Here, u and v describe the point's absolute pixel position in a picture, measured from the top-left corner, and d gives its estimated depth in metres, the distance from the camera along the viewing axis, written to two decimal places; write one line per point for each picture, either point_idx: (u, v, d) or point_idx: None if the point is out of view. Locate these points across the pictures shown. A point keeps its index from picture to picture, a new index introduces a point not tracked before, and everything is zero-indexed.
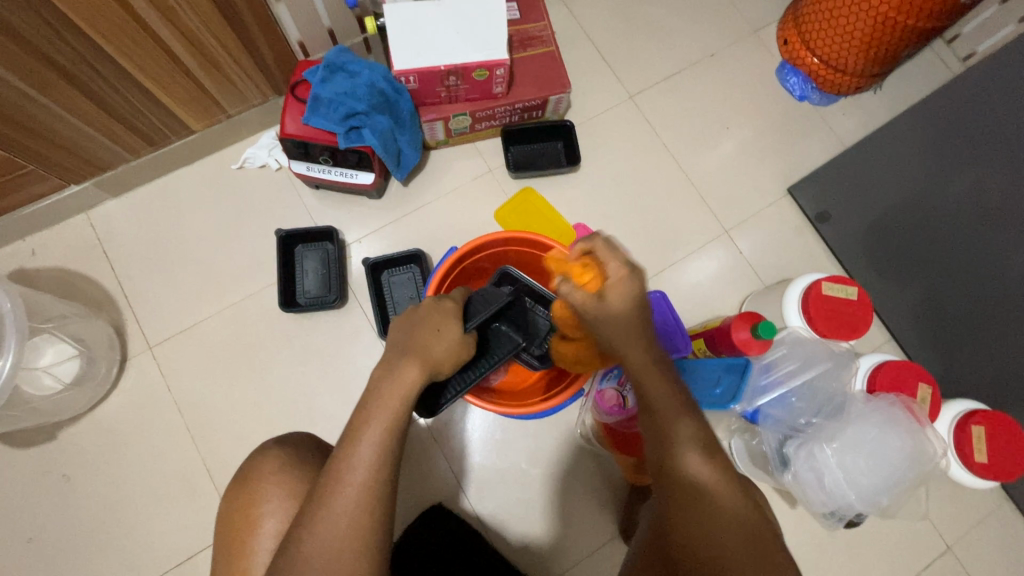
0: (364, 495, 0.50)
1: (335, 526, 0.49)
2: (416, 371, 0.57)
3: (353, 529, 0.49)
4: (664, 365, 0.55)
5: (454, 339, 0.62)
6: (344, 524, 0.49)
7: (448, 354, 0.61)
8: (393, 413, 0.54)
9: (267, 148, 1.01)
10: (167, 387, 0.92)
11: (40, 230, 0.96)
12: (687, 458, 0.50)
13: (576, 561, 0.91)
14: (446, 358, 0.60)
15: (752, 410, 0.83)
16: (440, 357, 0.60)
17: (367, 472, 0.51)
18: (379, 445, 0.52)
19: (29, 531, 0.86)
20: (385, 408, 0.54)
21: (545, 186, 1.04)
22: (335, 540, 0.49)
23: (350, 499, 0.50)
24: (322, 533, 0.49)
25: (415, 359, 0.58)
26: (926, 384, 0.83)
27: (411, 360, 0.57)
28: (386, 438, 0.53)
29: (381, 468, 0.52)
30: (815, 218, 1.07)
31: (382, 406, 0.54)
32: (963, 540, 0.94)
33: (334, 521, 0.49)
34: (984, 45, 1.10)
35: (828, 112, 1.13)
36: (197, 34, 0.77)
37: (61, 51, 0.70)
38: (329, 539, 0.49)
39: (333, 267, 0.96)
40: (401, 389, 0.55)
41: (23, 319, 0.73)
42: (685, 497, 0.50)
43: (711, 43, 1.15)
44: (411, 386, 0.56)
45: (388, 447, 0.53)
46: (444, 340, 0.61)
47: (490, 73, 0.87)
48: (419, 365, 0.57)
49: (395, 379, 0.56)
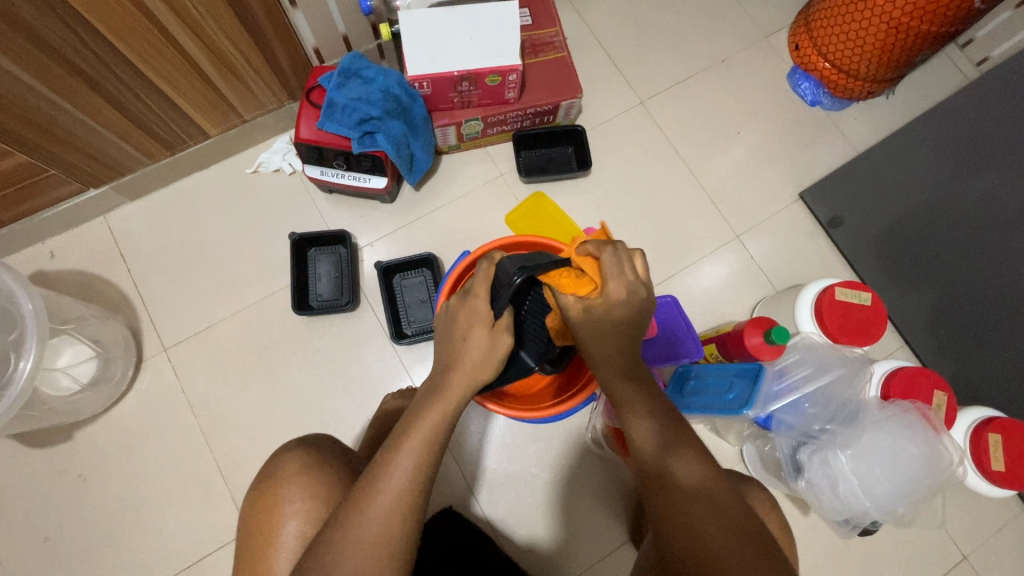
0: (396, 504, 0.51)
1: (366, 532, 0.49)
2: (462, 385, 0.57)
3: (384, 536, 0.50)
4: (645, 377, 0.59)
5: (484, 345, 0.59)
6: (376, 531, 0.50)
7: (483, 359, 0.59)
8: (432, 428, 0.54)
9: (282, 152, 1.02)
10: (181, 388, 0.93)
11: (59, 234, 0.97)
12: (680, 466, 0.53)
13: (588, 566, 0.91)
14: (481, 363, 0.58)
15: (765, 416, 0.80)
16: (480, 372, 0.58)
17: (401, 481, 0.51)
18: (418, 458, 0.53)
19: (45, 531, 0.87)
20: (425, 422, 0.54)
21: (556, 191, 1.04)
22: (366, 546, 0.49)
23: (384, 507, 0.50)
24: (353, 538, 0.49)
25: (463, 375, 0.57)
26: (942, 391, 0.82)
27: (457, 377, 0.57)
28: (424, 452, 0.53)
29: (417, 479, 0.52)
30: (827, 223, 1.06)
31: (425, 421, 0.54)
32: (980, 550, 0.93)
33: (366, 527, 0.50)
34: (998, 50, 1.09)
35: (841, 118, 1.13)
36: (214, 40, 0.79)
37: (82, 57, 0.72)
38: (361, 543, 0.49)
39: (346, 271, 0.96)
40: (440, 408, 0.55)
41: (44, 319, 0.73)
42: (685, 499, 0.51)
43: (721, 48, 1.15)
44: (456, 401, 0.56)
45: (426, 461, 0.53)
46: (477, 354, 0.58)
47: (502, 79, 0.87)
48: (465, 380, 0.57)
49: (437, 395, 0.56)
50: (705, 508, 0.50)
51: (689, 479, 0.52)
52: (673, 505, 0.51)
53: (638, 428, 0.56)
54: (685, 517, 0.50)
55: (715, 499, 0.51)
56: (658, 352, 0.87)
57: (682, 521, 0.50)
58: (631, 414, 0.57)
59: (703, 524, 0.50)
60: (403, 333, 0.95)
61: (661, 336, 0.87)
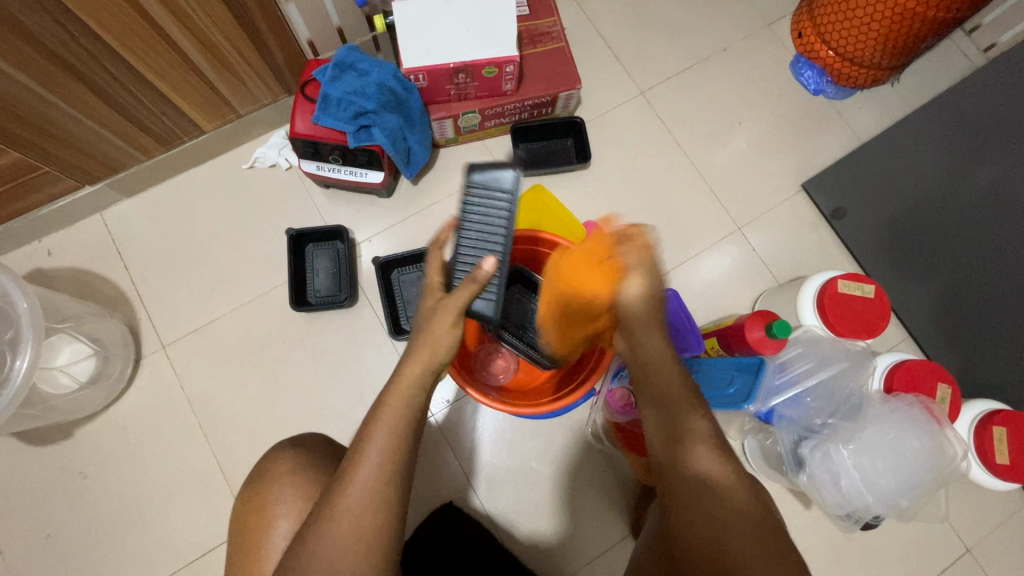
0: (367, 496, 0.50)
1: (340, 527, 0.49)
2: (417, 369, 0.57)
3: (358, 530, 0.49)
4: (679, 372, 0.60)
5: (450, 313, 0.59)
6: (349, 525, 0.49)
7: (441, 329, 0.59)
8: (396, 417, 0.54)
9: (278, 147, 1.01)
10: (181, 386, 0.93)
11: (56, 231, 0.97)
12: (697, 453, 0.54)
13: (587, 561, 0.90)
14: (442, 333, 0.58)
15: (766, 410, 0.80)
16: (439, 338, 0.58)
17: (373, 473, 0.51)
18: (385, 450, 0.52)
19: (47, 528, 0.87)
20: (387, 412, 0.54)
21: (555, 184, 1.03)
22: (340, 540, 0.48)
23: (356, 500, 0.50)
24: (327, 535, 0.49)
25: (417, 357, 0.57)
26: (946, 384, 0.81)
27: (413, 360, 0.57)
28: (392, 442, 0.53)
29: (386, 471, 0.51)
30: (830, 215, 1.03)
31: (387, 411, 0.54)
32: (983, 542, 0.92)
33: (338, 522, 0.49)
34: (1005, 37, 1.07)
35: (844, 107, 1.11)
36: (206, 34, 0.77)
37: (73, 53, 0.71)
38: (333, 540, 0.48)
39: (343, 266, 0.96)
40: (402, 393, 0.55)
41: (39, 317, 0.73)
42: (701, 488, 0.52)
43: (723, 37, 1.14)
44: (408, 382, 0.56)
45: (394, 450, 0.52)
46: (436, 330, 0.59)
47: (499, 71, 0.86)
48: (422, 356, 0.57)
49: (397, 378, 0.57)
50: (707, 497, 0.51)
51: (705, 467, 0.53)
52: (687, 492, 0.52)
53: (659, 418, 0.58)
54: (680, 506, 0.52)
55: (721, 491, 0.51)
56: None
57: (687, 505, 0.52)
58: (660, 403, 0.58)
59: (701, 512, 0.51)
60: (402, 329, 0.94)
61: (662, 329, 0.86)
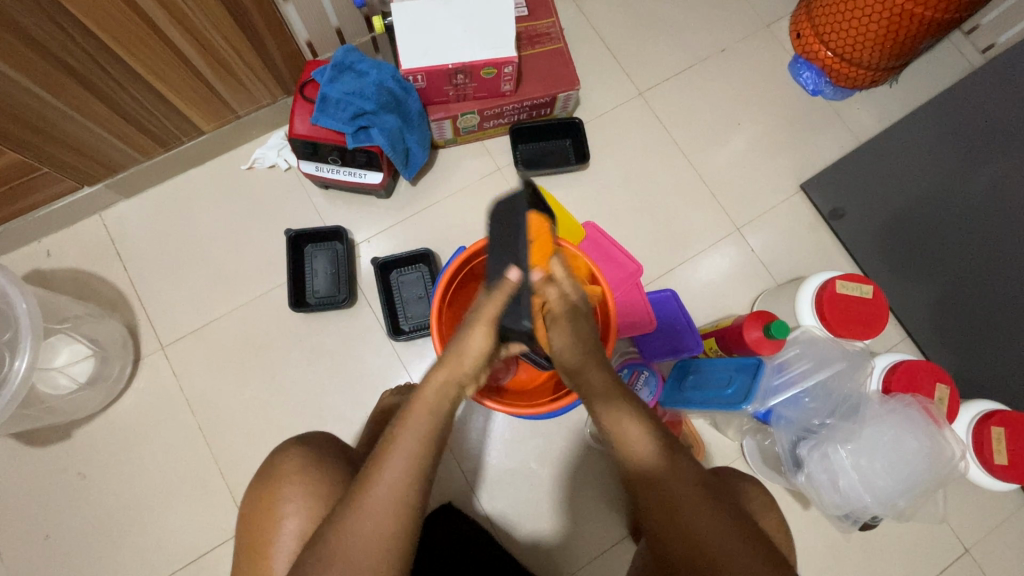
0: (391, 499, 0.50)
1: (362, 530, 0.49)
2: (443, 377, 0.55)
3: (378, 532, 0.49)
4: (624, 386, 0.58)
5: (482, 330, 0.56)
6: (372, 528, 0.49)
7: (472, 344, 0.56)
8: (424, 424, 0.53)
9: (277, 148, 1.02)
10: (180, 387, 0.93)
11: (55, 231, 0.97)
12: (675, 461, 0.53)
13: (587, 561, 0.90)
14: (473, 347, 0.56)
15: (765, 410, 0.79)
16: (467, 351, 0.56)
17: (397, 476, 0.51)
18: (413, 452, 0.52)
19: (46, 529, 0.87)
20: (415, 417, 0.54)
21: (553, 184, 1.03)
22: (361, 543, 0.48)
23: (380, 502, 0.50)
24: (348, 536, 0.49)
25: (443, 368, 0.55)
26: (944, 384, 0.81)
27: (438, 371, 0.55)
28: (418, 447, 0.52)
29: (412, 475, 0.51)
30: (829, 215, 1.03)
31: (416, 416, 0.54)
32: (982, 542, 0.92)
33: (361, 524, 0.49)
34: (1004, 37, 1.08)
35: (843, 107, 1.11)
36: (205, 35, 0.77)
37: (72, 54, 0.71)
38: (356, 542, 0.48)
39: (342, 267, 0.96)
40: (428, 404, 0.54)
41: (38, 318, 0.73)
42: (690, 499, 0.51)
43: (721, 37, 1.14)
44: (434, 395, 0.54)
45: (421, 455, 0.52)
46: (468, 345, 0.56)
47: (498, 71, 0.86)
48: (449, 369, 0.56)
49: (422, 385, 0.55)
50: (700, 509, 0.50)
51: (684, 477, 0.52)
52: (672, 504, 0.51)
53: (628, 429, 0.54)
54: (671, 512, 0.51)
55: (717, 503, 0.51)
56: (658, 346, 0.88)
57: (673, 516, 0.50)
58: (621, 417, 0.55)
59: (697, 523, 0.50)
60: (401, 329, 0.94)
61: (663, 330, 0.88)
